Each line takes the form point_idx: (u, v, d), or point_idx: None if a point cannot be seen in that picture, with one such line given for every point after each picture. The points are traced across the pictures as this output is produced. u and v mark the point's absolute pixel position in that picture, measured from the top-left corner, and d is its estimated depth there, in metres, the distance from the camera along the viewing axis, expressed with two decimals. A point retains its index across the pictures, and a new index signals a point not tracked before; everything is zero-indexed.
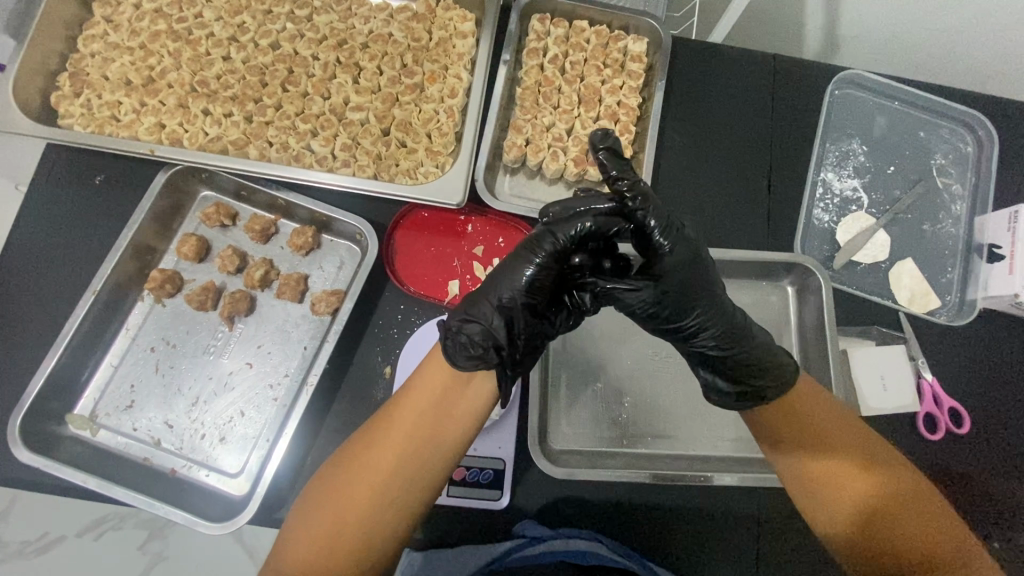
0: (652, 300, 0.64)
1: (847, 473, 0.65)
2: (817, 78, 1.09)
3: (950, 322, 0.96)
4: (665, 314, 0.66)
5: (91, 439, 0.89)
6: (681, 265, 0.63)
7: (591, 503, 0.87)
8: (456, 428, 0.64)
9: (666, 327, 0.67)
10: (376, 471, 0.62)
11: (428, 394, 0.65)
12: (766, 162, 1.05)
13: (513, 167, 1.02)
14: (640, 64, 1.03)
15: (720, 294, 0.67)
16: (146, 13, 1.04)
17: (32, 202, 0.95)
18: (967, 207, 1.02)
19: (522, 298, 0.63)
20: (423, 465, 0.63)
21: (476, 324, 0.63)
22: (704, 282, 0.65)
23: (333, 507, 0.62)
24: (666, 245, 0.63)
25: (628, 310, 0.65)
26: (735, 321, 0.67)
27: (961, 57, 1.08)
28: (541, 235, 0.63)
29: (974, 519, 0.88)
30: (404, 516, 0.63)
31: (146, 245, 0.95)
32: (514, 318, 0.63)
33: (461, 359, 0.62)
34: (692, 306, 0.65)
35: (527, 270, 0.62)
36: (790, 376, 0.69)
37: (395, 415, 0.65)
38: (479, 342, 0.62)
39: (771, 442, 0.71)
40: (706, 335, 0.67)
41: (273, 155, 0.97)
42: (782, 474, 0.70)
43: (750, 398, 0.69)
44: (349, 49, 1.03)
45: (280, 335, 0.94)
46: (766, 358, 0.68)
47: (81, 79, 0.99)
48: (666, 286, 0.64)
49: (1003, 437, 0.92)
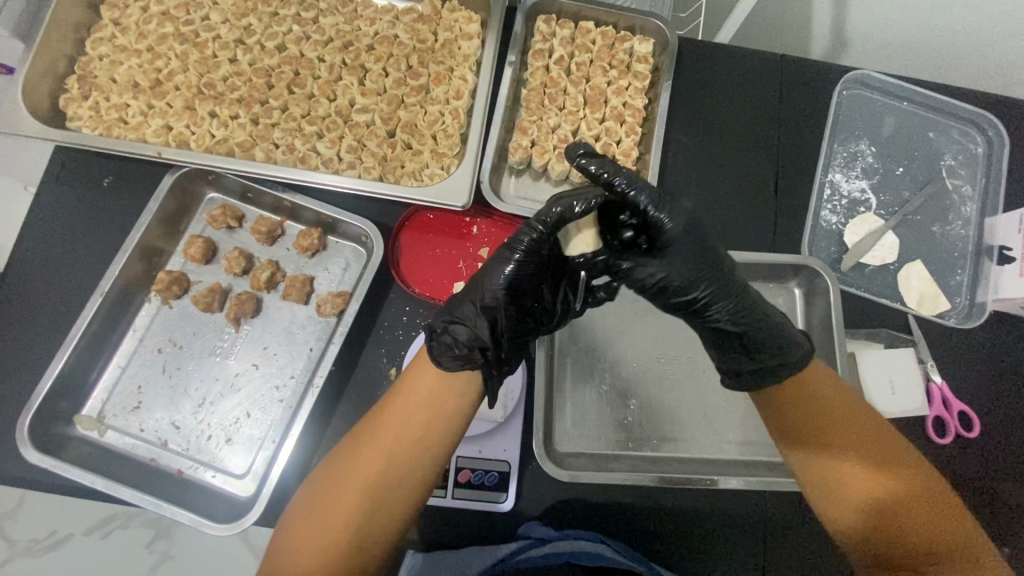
0: (664, 273, 0.65)
1: (859, 473, 0.65)
2: (826, 78, 1.08)
3: (961, 324, 0.95)
4: (677, 286, 0.66)
5: (98, 440, 0.90)
6: (686, 241, 0.65)
7: (596, 505, 0.87)
8: (445, 426, 0.64)
9: (678, 302, 0.67)
10: (368, 470, 0.63)
11: (418, 392, 0.65)
12: (773, 163, 1.04)
13: (519, 168, 1.02)
14: (646, 65, 1.02)
15: (727, 266, 0.68)
16: (153, 16, 1.04)
17: (39, 203, 0.96)
18: (977, 208, 1.01)
19: (503, 296, 0.64)
20: (413, 462, 0.63)
21: (463, 327, 0.64)
22: (714, 256, 0.66)
23: (326, 504, 0.63)
24: (666, 219, 0.63)
25: (640, 286, 0.66)
26: (745, 296, 0.68)
27: (971, 59, 1.07)
28: (520, 233, 0.63)
29: (983, 523, 0.87)
30: (394, 514, 0.63)
31: (153, 246, 0.95)
32: (497, 317, 0.65)
33: (445, 359, 0.64)
34: (701, 276, 0.66)
35: (505, 269, 0.63)
36: (799, 357, 0.69)
37: (385, 413, 0.65)
38: (464, 343, 0.63)
39: (785, 437, 0.70)
40: (718, 308, 0.67)
41: (279, 157, 0.97)
42: (795, 469, 0.70)
43: (762, 376, 0.69)
44: (354, 51, 1.03)
45: (286, 336, 0.94)
46: (775, 332, 0.68)
47: (89, 81, 1.00)
48: (677, 258, 0.65)
49: (1012, 441, 0.91)
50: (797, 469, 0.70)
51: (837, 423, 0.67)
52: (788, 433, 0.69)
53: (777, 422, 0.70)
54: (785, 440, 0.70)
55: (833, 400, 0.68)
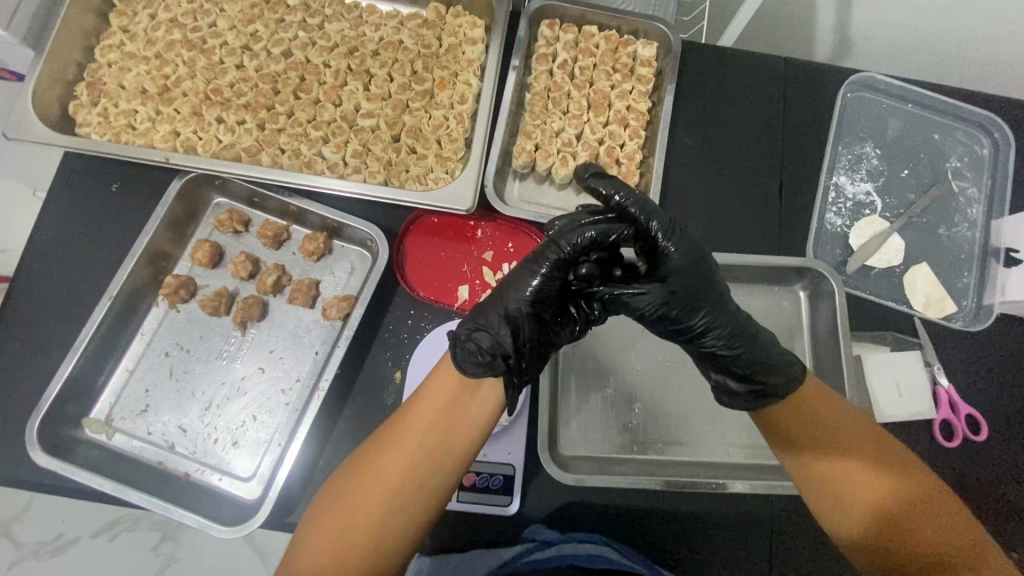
0: (661, 302, 0.64)
1: (870, 480, 0.64)
2: (829, 81, 1.08)
3: (968, 327, 0.95)
4: (674, 316, 0.64)
5: (106, 443, 0.91)
6: (682, 271, 0.64)
7: (602, 509, 0.87)
8: (466, 434, 0.65)
9: (674, 330, 0.66)
10: (388, 476, 0.63)
11: (438, 401, 0.66)
12: (777, 165, 1.04)
13: (522, 173, 1.02)
14: (650, 69, 1.03)
15: (723, 294, 0.67)
16: (161, 23, 1.05)
17: (47, 209, 0.97)
18: (984, 210, 1.01)
19: (527, 309, 0.64)
20: (434, 469, 0.64)
21: (486, 334, 0.64)
22: (710, 285, 0.66)
23: (347, 508, 0.63)
24: (673, 246, 0.64)
25: (638, 314, 0.64)
26: (740, 321, 0.67)
27: (976, 60, 1.07)
28: (546, 248, 0.64)
29: (991, 526, 0.86)
30: (412, 521, 0.63)
31: (161, 251, 0.96)
32: (520, 328, 0.64)
33: (469, 366, 0.64)
34: (697, 306, 0.65)
35: (531, 283, 0.64)
36: (796, 373, 0.68)
37: (405, 422, 0.66)
38: (487, 350, 0.63)
39: (785, 446, 0.69)
40: (713, 336, 0.66)
41: (285, 162, 0.98)
42: (797, 477, 0.69)
43: (764, 399, 0.68)
44: (360, 57, 1.03)
45: (292, 340, 0.95)
46: (773, 356, 0.67)
47: (98, 88, 1.01)
48: (673, 288, 0.64)
49: (1020, 446, 0.90)
50: (798, 477, 0.69)
51: (840, 428, 0.67)
52: (788, 442, 0.69)
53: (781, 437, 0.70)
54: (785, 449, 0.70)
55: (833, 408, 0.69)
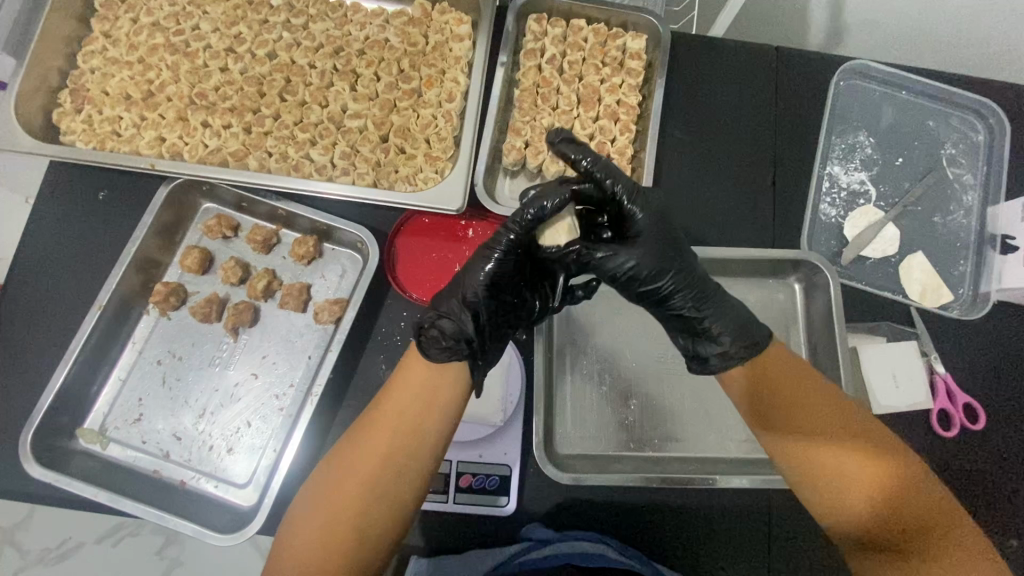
0: (634, 262, 0.68)
1: (847, 459, 0.64)
2: (822, 69, 1.06)
3: (964, 316, 0.95)
4: (644, 276, 0.69)
5: (101, 453, 0.90)
6: (650, 234, 0.69)
7: (600, 507, 0.86)
8: (441, 415, 0.67)
9: (644, 292, 0.70)
10: (368, 464, 0.64)
11: (410, 386, 0.67)
12: (770, 156, 1.03)
13: (513, 170, 1.01)
14: (639, 62, 1.02)
15: (690, 257, 0.71)
16: (143, 27, 1.04)
17: (35, 219, 0.96)
18: (979, 197, 1.00)
19: (485, 294, 0.67)
20: (412, 450, 0.65)
21: (448, 321, 0.67)
22: (679, 249, 0.70)
23: (328, 501, 0.64)
24: (638, 211, 0.68)
25: (611, 276, 0.69)
26: (706, 283, 0.71)
27: (971, 44, 1.05)
28: (500, 232, 0.67)
29: (989, 514, 0.86)
30: (394, 507, 0.64)
31: (150, 259, 0.95)
32: (480, 312, 0.68)
33: (433, 351, 0.66)
34: (667, 267, 0.69)
35: (487, 266, 0.67)
36: (760, 338, 0.71)
37: (379, 411, 0.67)
38: (450, 334, 0.66)
39: (760, 423, 0.71)
40: (681, 296, 0.70)
41: (273, 166, 0.97)
42: (775, 455, 0.70)
43: (729, 360, 0.71)
44: (345, 57, 1.02)
45: (285, 344, 0.94)
46: (735, 319, 0.71)
47: (82, 95, 1.00)
48: (643, 249, 0.68)
49: (1018, 434, 0.90)
50: (776, 455, 0.70)
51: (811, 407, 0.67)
52: (763, 419, 0.70)
53: (758, 414, 0.71)
54: (760, 427, 0.71)
55: (804, 384, 0.69)
